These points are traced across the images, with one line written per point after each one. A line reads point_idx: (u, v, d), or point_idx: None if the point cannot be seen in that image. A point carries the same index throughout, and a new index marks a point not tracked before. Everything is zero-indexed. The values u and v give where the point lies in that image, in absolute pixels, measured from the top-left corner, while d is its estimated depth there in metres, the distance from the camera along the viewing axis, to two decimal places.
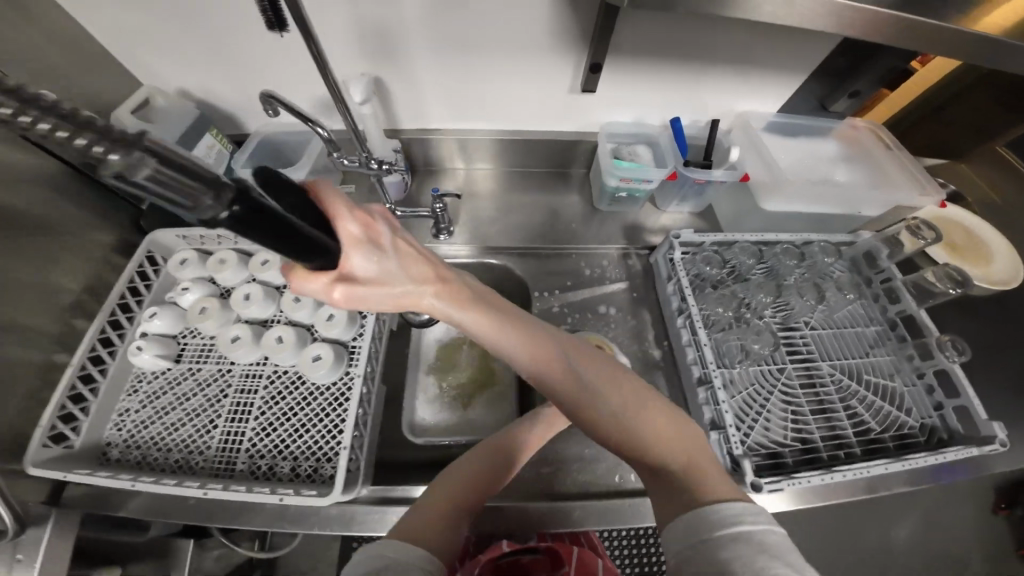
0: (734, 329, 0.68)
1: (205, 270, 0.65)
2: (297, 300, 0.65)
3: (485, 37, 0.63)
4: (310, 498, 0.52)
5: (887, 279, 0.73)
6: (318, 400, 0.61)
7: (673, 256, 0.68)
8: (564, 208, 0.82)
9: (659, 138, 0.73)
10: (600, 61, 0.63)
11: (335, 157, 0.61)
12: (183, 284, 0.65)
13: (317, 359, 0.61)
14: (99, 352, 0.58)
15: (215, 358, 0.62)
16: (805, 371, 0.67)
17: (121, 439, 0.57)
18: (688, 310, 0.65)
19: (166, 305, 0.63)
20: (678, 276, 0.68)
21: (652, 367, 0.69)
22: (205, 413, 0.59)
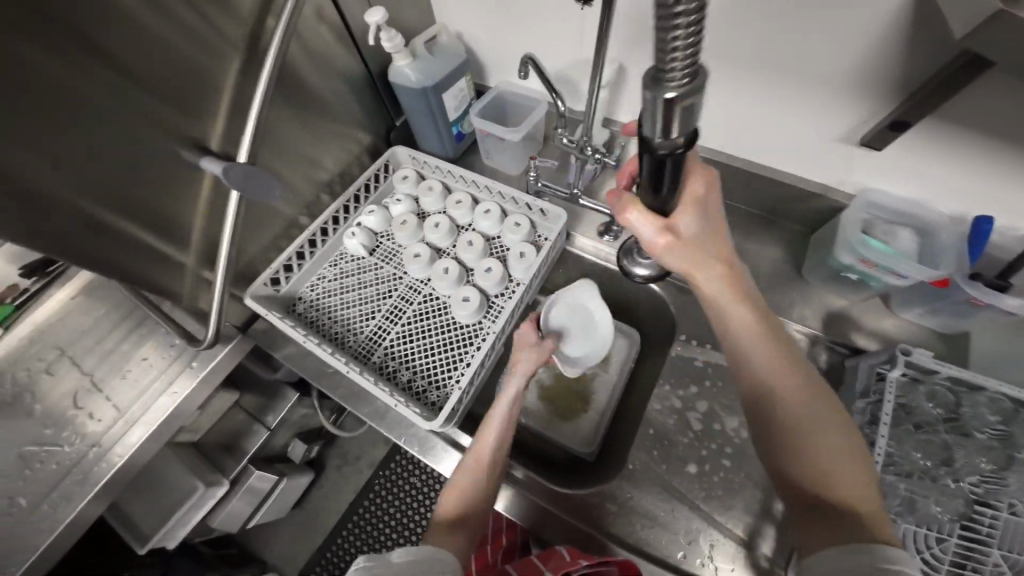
0: (913, 478, 0.52)
1: (416, 190, 0.77)
2: (468, 243, 0.72)
3: (767, 48, 0.54)
4: (416, 416, 0.59)
5: None
6: (451, 334, 0.67)
7: (888, 372, 0.53)
8: (757, 260, 0.69)
9: (940, 233, 0.57)
10: (908, 120, 0.50)
11: (560, 132, 0.63)
12: (397, 195, 0.77)
13: (465, 300, 0.67)
14: (328, 226, 0.74)
15: (395, 264, 0.73)
16: (960, 555, 0.49)
17: (307, 298, 0.71)
18: (873, 440, 0.51)
19: (381, 207, 0.76)
20: (884, 397, 0.52)
21: None
22: (370, 304, 0.71)
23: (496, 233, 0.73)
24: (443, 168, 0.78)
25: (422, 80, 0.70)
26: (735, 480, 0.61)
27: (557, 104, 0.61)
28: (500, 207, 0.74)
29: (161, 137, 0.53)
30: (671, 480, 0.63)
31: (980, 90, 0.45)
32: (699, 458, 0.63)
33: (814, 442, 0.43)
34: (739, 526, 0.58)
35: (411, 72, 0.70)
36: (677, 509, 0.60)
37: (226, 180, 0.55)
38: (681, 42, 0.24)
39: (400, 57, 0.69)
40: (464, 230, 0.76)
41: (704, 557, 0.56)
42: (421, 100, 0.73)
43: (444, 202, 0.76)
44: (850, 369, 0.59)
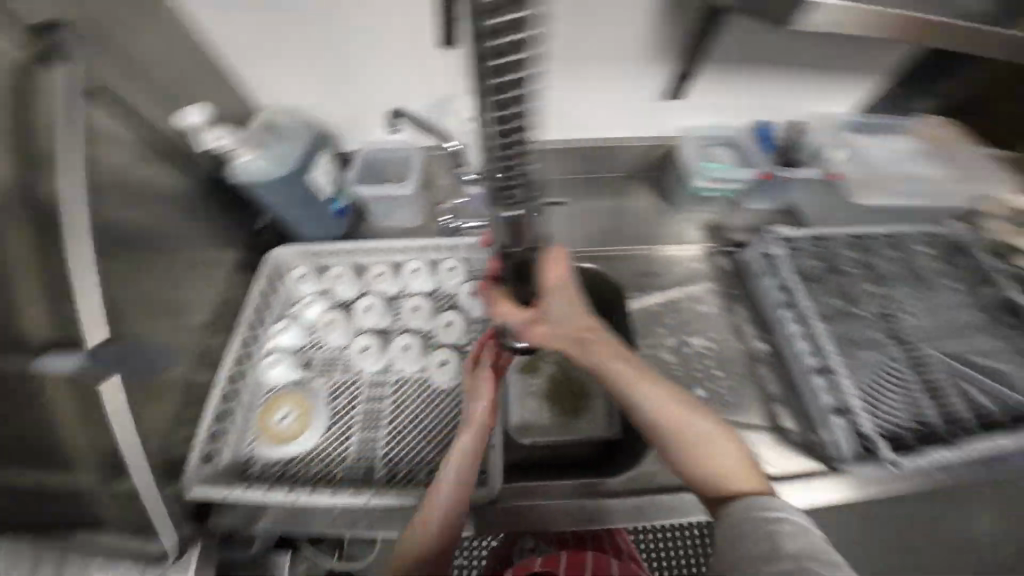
0: (843, 319, 0.64)
1: (324, 282, 0.69)
2: (414, 309, 0.68)
3: (582, 46, 0.65)
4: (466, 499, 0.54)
5: (977, 266, 0.67)
6: (446, 404, 0.62)
7: (771, 250, 0.69)
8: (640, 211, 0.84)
9: (743, 142, 0.76)
10: (689, 70, 0.68)
11: (456, 170, 0.64)
12: (304, 298, 0.69)
13: (442, 364, 0.64)
14: (243, 365, 0.62)
15: (344, 367, 0.65)
16: (912, 359, 0.61)
17: (260, 454, 0.58)
18: (799, 306, 0.64)
19: (293, 318, 0.67)
20: (780, 268, 0.67)
21: (755, 359, 0.68)
22: (342, 420, 0.61)
23: (435, 285, 0.70)
24: (345, 248, 0.70)
25: (273, 164, 0.62)
26: (734, 383, 0.66)
27: None
28: (426, 261, 0.71)
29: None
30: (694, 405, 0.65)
31: (724, 36, 0.64)
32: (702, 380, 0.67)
33: (704, 451, 0.46)
34: (759, 416, 0.63)
35: (259, 160, 0.61)
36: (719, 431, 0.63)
37: (89, 375, 0.40)
38: (507, 167, 0.36)
39: (241, 150, 0.61)
40: (398, 299, 0.70)
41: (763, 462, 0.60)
42: (284, 186, 0.64)
43: (362, 282, 0.71)
44: (745, 262, 0.74)
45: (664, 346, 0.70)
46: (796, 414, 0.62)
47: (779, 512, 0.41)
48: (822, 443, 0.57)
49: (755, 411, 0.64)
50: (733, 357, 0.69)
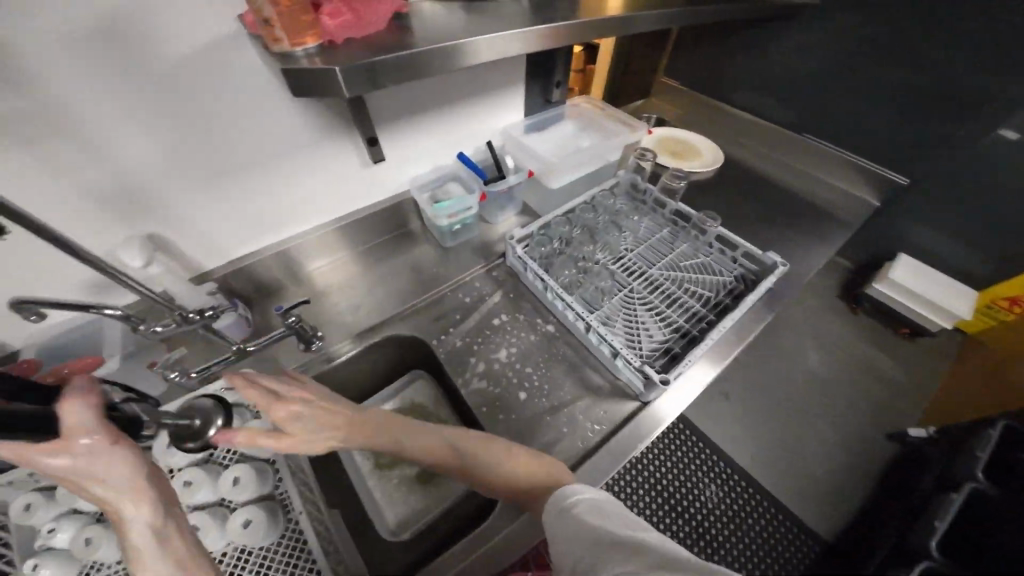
0: (585, 280, 0.78)
1: (64, 502, 0.53)
2: (189, 485, 0.54)
3: (248, 150, 0.63)
4: None
5: (651, 194, 0.90)
6: (272, 567, 0.53)
7: (517, 252, 0.79)
8: (426, 259, 0.88)
9: (460, 172, 0.88)
10: (373, 134, 0.72)
11: (139, 330, 0.53)
12: (42, 528, 0.52)
13: (248, 527, 0.53)
14: None
15: None
16: (649, 284, 0.78)
17: None
18: (548, 285, 0.74)
19: (37, 556, 0.50)
20: (529, 265, 0.76)
21: (552, 340, 0.77)
22: None
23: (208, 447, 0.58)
24: None
25: None
26: (544, 370, 0.74)
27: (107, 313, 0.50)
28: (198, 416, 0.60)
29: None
30: (520, 413, 0.69)
31: (383, 100, 0.70)
32: (520, 382, 0.72)
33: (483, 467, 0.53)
34: (575, 386, 0.71)
35: None
36: (548, 422, 0.68)
37: None
38: None
39: None
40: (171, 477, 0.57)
41: (586, 424, 0.67)
42: None
43: None
44: (513, 265, 0.84)
45: (478, 374, 0.74)
46: (601, 370, 0.73)
47: (577, 493, 0.45)
48: (627, 383, 0.70)
49: (571, 383, 0.72)
50: (536, 349, 0.76)
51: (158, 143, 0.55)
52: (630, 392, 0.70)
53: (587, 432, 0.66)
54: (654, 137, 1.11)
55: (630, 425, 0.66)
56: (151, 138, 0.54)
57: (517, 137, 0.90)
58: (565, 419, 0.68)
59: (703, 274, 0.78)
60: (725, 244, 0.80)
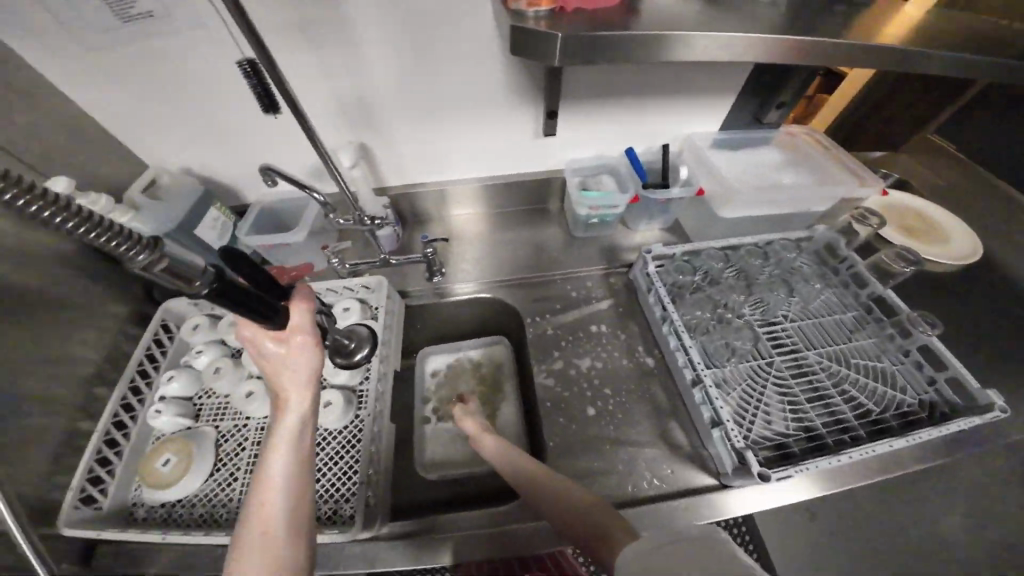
0: (716, 330, 0.68)
1: (215, 332, 0.71)
2: None
3: (450, 95, 0.70)
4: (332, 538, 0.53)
5: (852, 266, 0.72)
6: (330, 445, 0.62)
7: (648, 270, 0.73)
8: (547, 240, 0.88)
9: (619, 168, 0.82)
10: (555, 107, 0.73)
11: (331, 218, 0.69)
12: (196, 347, 0.70)
13: (327, 405, 0.63)
14: (124, 416, 0.63)
15: (231, 414, 0.66)
16: (794, 365, 0.64)
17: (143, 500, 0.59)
18: (671, 318, 0.67)
19: (182, 368, 0.68)
20: (656, 287, 0.70)
21: (645, 375, 0.70)
22: (227, 465, 0.62)
23: None
24: None
25: (160, 225, 0.64)
26: (622, 400, 0.68)
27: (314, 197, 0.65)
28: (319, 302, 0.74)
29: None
30: (583, 428, 0.66)
31: (577, 77, 0.70)
32: (592, 398, 0.69)
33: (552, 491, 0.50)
34: (649, 430, 0.65)
35: (144, 224, 0.63)
36: (605, 449, 0.64)
37: None
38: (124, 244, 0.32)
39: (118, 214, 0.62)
40: None
41: (647, 475, 0.60)
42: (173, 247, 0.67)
43: None
44: (634, 281, 0.77)
45: (556, 369, 0.73)
46: (688, 430, 0.64)
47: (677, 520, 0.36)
48: (712, 457, 0.60)
49: (645, 425, 0.65)
50: (625, 374, 0.71)
51: (393, 70, 0.65)
52: (710, 467, 0.60)
53: (643, 481, 0.60)
54: (877, 200, 0.88)
55: (698, 503, 0.57)
56: (388, 66, 0.64)
57: (701, 150, 0.81)
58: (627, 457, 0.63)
59: (881, 386, 0.60)
60: (934, 364, 0.60)
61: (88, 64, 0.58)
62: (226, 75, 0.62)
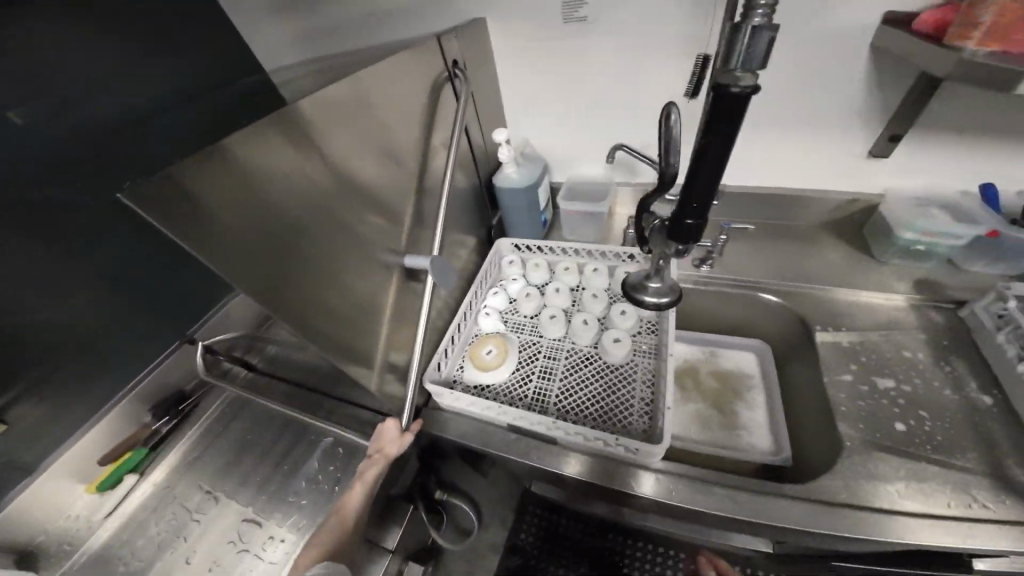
0: None
1: (525, 268, 0.89)
2: (593, 296, 0.77)
3: (784, 112, 0.75)
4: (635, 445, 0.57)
5: None
6: (612, 377, 0.69)
7: (1006, 307, 0.63)
8: (837, 259, 0.81)
9: (960, 203, 0.75)
10: (901, 131, 0.71)
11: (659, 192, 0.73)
12: (511, 276, 0.89)
13: (615, 341, 0.69)
14: (466, 313, 0.84)
15: (528, 331, 0.80)
16: None
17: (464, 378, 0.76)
18: None
19: (501, 288, 0.88)
20: (1016, 323, 0.61)
21: (981, 418, 0.60)
22: (526, 367, 0.75)
23: (612, 281, 0.79)
24: (543, 246, 0.90)
25: (524, 177, 0.87)
26: (947, 435, 0.59)
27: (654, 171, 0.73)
28: (607, 264, 0.82)
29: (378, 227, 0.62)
30: (888, 442, 0.60)
31: (948, 99, 0.66)
32: (902, 420, 0.61)
33: None
34: (988, 472, 0.55)
35: (514, 172, 0.87)
36: (924, 474, 0.56)
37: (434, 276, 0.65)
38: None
39: (507, 165, 0.86)
40: (577, 289, 0.82)
41: (976, 505, 0.52)
42: (526, 196, 0.89)
43: (550, 271, 0.86)
44: (970, 318, 0.69)
45: (847, 381, 0.66)
46: None
47: None
48: None
49: (982, 466, 0.55)
50: (946, 406, 0.62)
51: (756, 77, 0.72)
52: None
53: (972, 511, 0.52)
54: None
55: None
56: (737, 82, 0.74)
57: None
58: (952, 484, 0.54)
59: None
60: None
61: (532, 62, 0.85)
62: (608, 71, 0.81)
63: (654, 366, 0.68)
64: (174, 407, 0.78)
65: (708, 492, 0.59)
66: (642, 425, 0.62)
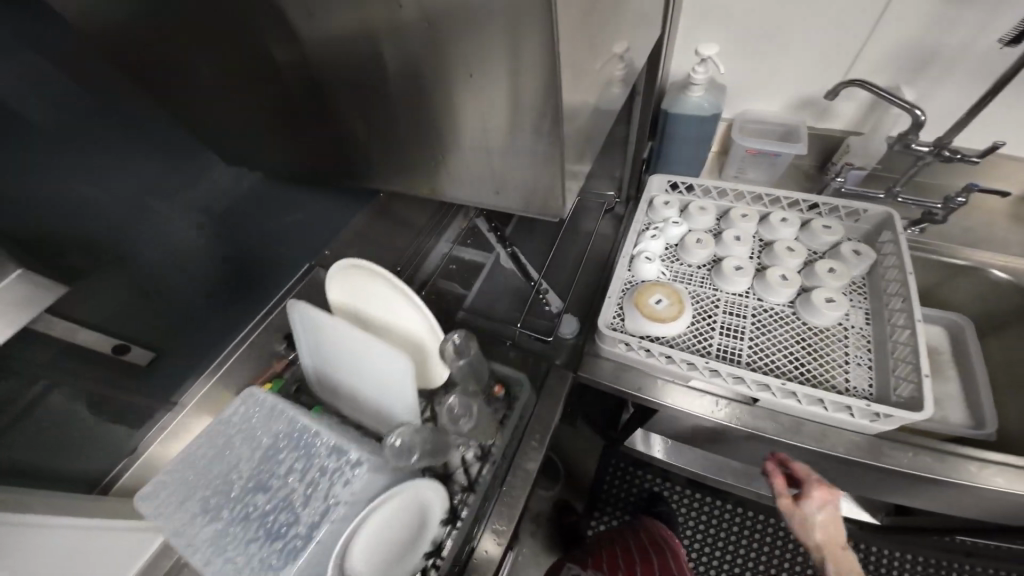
0: None
1: (687, 212, 0.77)
2: (786, 250, 0.69)
3: None
4: (882, 410, 0.52)
5: None
6: (816, 338, 0.63)
7: None
8: None
9: None
10: None
11: (912, 139, 0.63)
12: (669, 220, 0.77)
13: (826, 302, 0.63)
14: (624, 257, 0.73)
15: (698, 282, 0.71)
16: None
17: (628, 326, 0.68)
18: None
19: (658, 232, 0.76)
20: None
21: None
22: (701, 322, 0.67)
23: (802, 236, 0.71)
24: (709, 189, 0.79)
25: (716, 107, 0.75)
26: None
27: (909, 112, 0.61)
28: (796, 216, 0.72)
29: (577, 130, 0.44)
30: None
31: None
32: None
33: None
34: None
35: (704, 101, 0.74)
36: None
37: None
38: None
39: (696, 89, 0.73)
40: (756, 241, 0.73)
41: None
42: (707, 129, 0.77)
43: (719, 219, 0.76)
44: None
45: None
46: None
47: None
48: None
49: None
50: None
51: None
52: None
53: None
54: None
55: None
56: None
57: None
58: None
59: None
60: None
61: None
62: None
63: (865, 332, 0.62)
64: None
65: (945, 462, 0.56)
66: (865, 390, 0.58)
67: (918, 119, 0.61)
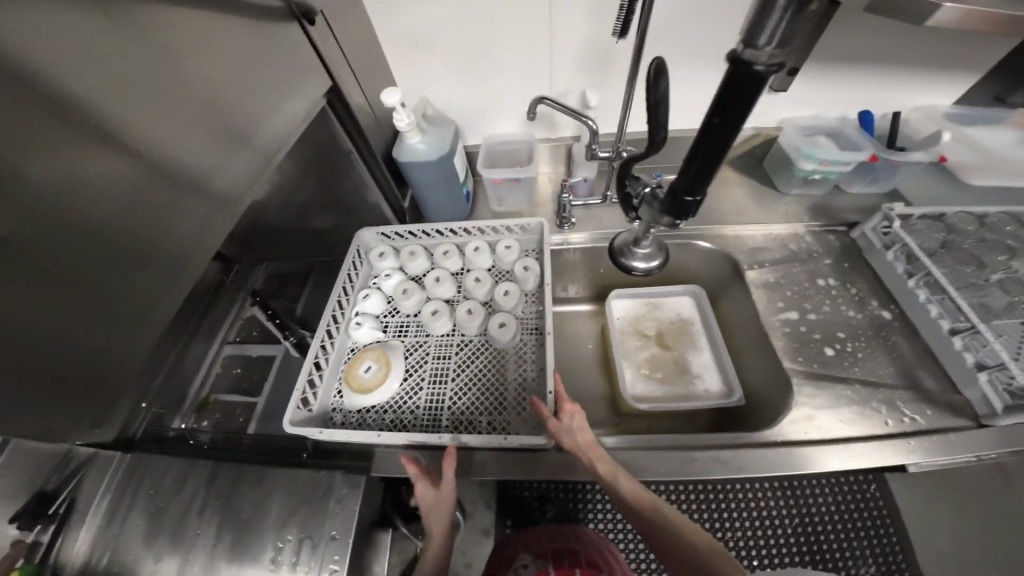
0: (970, 287, 0.68)
1: (400, 259, 0.74)
2: (476, 281, 0.71)
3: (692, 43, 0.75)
4: (525, 439, 0.55)
5: None
6: (504, 362, 0.65)
7: (891, 226, 0.75)
8: (750, 198, 0.87)
9: (844, 130, 0.83)
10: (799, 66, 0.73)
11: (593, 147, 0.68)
12: (383, 272, 0.73)
13: (501, 326, 0.66)
14: (332, 327, 0.67)
15: (414, 331, 0.69)
16: None
17: (343, 404, 0.62)
18: (928, 271, 0.69)
19: (373, 289, 0.72)
20: (902, 241, 0.73)
21: (881, 327, 0.71)
22: (411, 376, 0.65)
23: (494, 261, 0.73)
24: (416, 231, 0.76)
25: (435, 148, 0.71)
26: (856, 346, 0.70)
27: (586, 124, 0.64)
28: (486, 241, 0.75)
29: (106, 274, 0.36)
30: (817, 365, 0.68)
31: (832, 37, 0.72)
32: (825, 340, 0.70)
33: None
34: (895, 374, 0.66)
35: (422, 144, 0.70)
36: (841, 386, 0.66)
37: None
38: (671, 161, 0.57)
39: (410, 134, 0.69)
40: (461, 274, 0.74)
41: (893, 412, 0.62)
42: (440, 169, 0.74)
43: (430, 259, 0.74)
44: (860, 240, 0.80)
45: (779, 315, 0.74)
46: (936, 376, 0.65)
47: None
48: (968, 403, 0.62)
49: (889, 371, 0.66)
50: (859, 326, 0.72)
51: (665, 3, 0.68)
52: (964, 411, 0.61)
53: (880, 411, 0.63)
54: None
55: (956, 437, 0.58)
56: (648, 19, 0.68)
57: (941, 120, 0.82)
58: (859, 391, 0.65)
59: None
60: None
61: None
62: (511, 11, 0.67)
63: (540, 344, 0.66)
64: (43, 513, 0.60)
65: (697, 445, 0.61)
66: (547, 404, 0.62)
67: (594, 129, 0.64)
